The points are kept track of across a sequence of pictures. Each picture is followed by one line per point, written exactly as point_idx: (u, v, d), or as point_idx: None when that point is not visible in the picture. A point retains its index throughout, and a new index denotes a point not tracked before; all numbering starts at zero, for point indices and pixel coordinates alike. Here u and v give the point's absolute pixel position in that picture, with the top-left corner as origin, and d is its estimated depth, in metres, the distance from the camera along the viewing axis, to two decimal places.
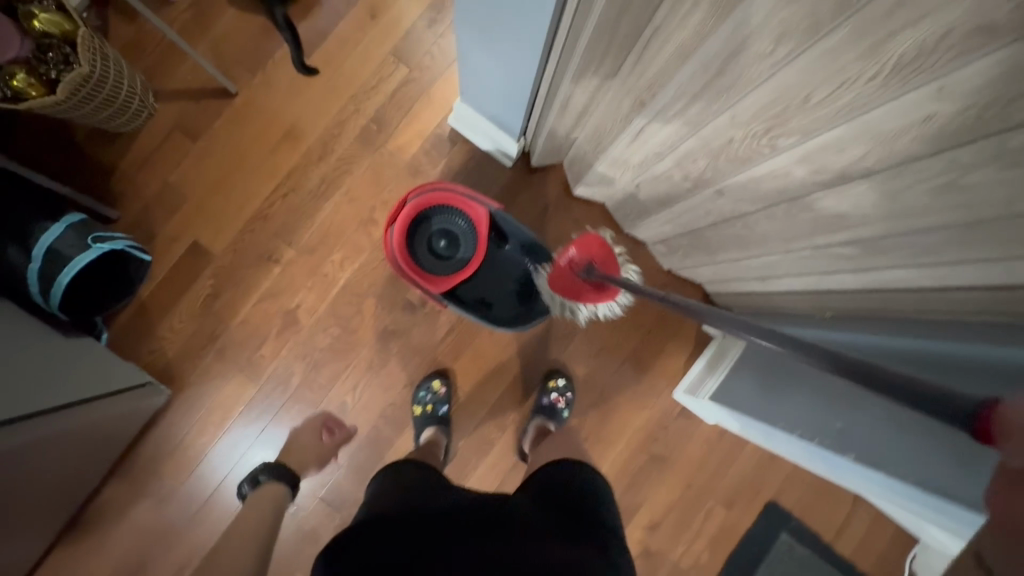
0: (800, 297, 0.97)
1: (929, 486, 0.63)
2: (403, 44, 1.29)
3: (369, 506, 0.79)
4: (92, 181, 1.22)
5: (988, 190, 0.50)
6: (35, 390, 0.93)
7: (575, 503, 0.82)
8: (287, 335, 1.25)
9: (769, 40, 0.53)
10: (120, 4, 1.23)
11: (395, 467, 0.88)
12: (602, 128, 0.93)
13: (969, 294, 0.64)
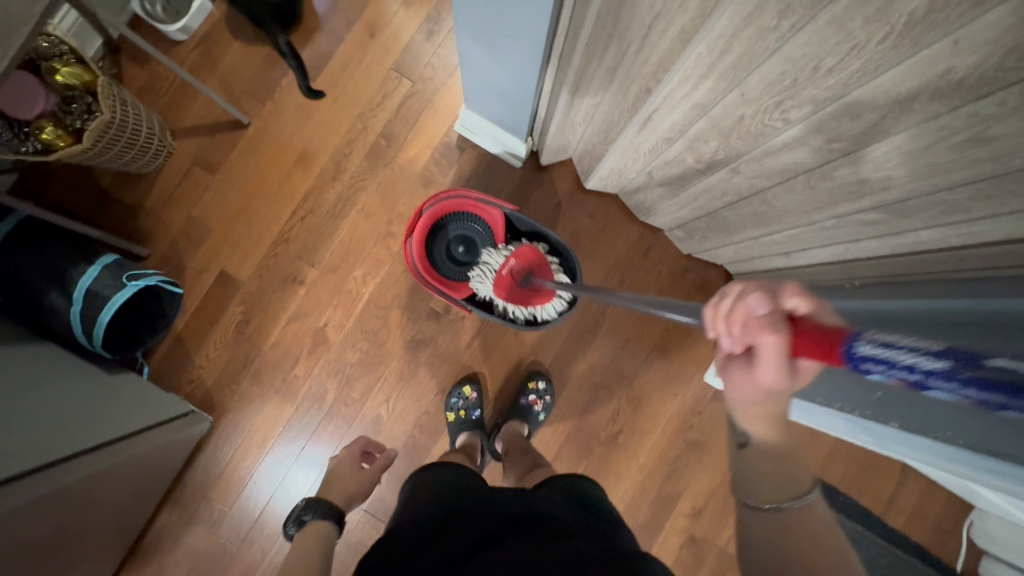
0: (825, 268, 0.96)
1: (980, 447, 0.63)
2: (403, 58, 1.32)
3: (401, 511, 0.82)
4: (120, 223, 1.26)
5: (1013, 141, 0.49)
6: (84, 426, 0.97)
7: (587, 510, 0.80)
8: (318, 353, 1.28)
9: (772, 13, 0.53)
10: (131, 50, 1.28)
11: (423, 473, 0.91)
12: (609, 119, 0.93)
13: (1004, 249, 0.63)
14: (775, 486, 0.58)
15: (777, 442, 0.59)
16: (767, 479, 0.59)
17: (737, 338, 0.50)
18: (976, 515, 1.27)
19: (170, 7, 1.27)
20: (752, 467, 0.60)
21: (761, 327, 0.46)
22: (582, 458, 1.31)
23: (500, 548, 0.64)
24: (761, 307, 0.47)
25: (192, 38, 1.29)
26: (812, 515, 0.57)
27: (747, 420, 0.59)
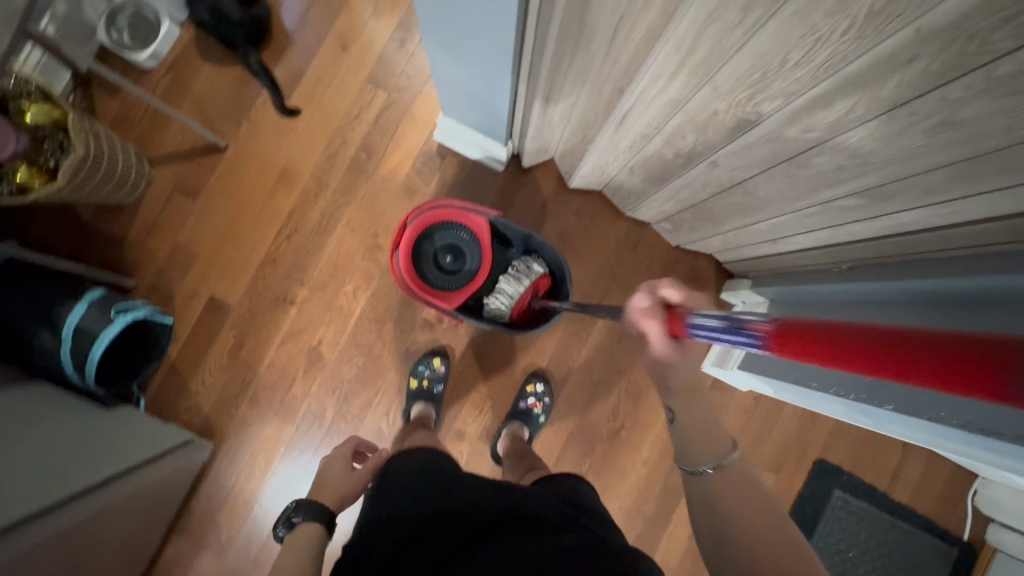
0: (812, 253, 0.96)
1: (973, 426, 0.63)
2: (377, 68, 1.30)
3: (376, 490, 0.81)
4: (105, 256, 1.26)
5: (984, 123, 0.49)
6: (83, 461, 0.97)
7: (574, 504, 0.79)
8: (314, 371, 1.27)
9: (735, 11, 0.52)
10: (101, 81, 1.26)
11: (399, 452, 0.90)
12: (586, 118, 0.93)
13: (984, 228, 0.63)
14: (705, 446, 0.68)
15: (697, 411, 0.71)
16: (697, 443, 0.68)
17: (641, 327, 0.62)
18: (979, 483, 1.28)
19: (137, 34, 1.25)
20: (682, 434, 0.70)
21: (650, 316, 0.60)
22: (586, 456, 1.31)
23: (477, 556, 0.63)
24: (642, 301, 0.62)
25: (162, 64, 1.28)
26: (738, 470, 0.65)
27: (667, 394, 0.73)
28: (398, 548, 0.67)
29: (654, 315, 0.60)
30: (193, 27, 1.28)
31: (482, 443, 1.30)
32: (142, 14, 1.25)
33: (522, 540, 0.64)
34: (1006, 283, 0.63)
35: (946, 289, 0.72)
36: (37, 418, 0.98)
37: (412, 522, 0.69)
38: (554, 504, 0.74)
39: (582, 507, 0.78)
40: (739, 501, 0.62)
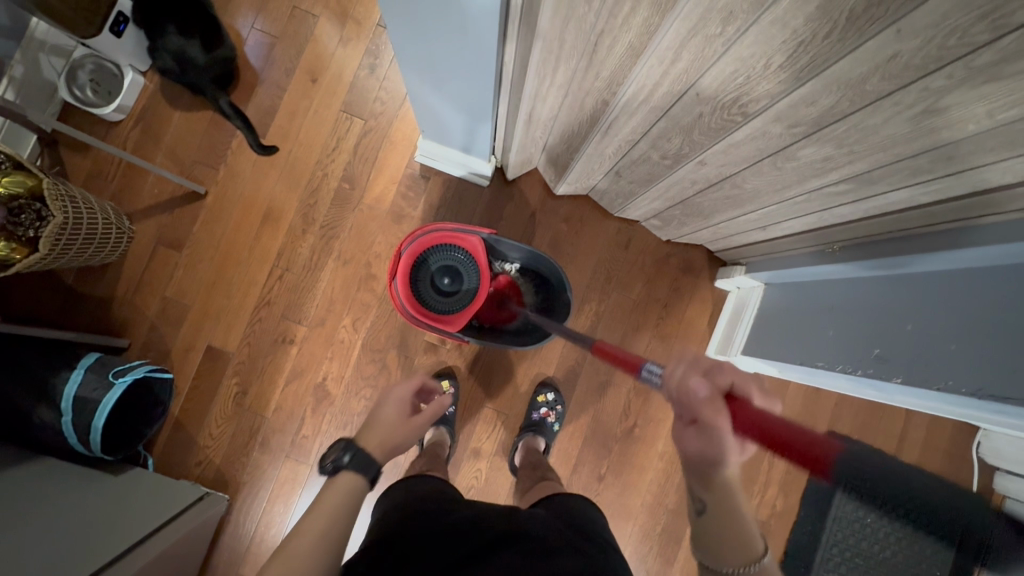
0: (803, 236, 0.99)
1: (986, 392, 0.64)
2: (350, 97, 1.29)
3: (383, 513, 0.81)
4: (94, 318, 1.23)
5: (965, 109, 0.50)
6: (110, 532, 0.94)
7: (586, 525, 0.78)
8: (323, 408, 1.26)
9: (717, 22, 0.53)
10: (68, 140, 1.23)
11: (405, 483, 0.89)
12: (570, 129, 0.94)
13: (974, 201, 0.65)
14: (736, 549, 0.59)
15: (733, 511, 0.60)
16: (730, 544, 0.59)
17: (687, 406, 0.56)
18: (982, 435, 1.33)
19: (100, 88, 1.22)
20: (710, 530, 0.60)
21: (702, 400, 0.54)
22: (604, 457, 1.32)
23: (493, 561, 0.63)
24: (701, 387, 0.55)
25: (129, 115, 1.25)
26: (768, 574, 0.57)
27: (703, 485, 0.61)
28: (413, 548, 0.68)
29: (717, 402, 0.54)
30: (157, 75, 1.25)
31: (499, 458, 1.30)
32: (103, 67, 1.22)
33: (519, 561, 0.63)
34: (1006, 252, 0.65)
35: (945, 262, 0.74)
36: (47, 499, 0.95)
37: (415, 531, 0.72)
38: (561, 532, 0.72)
39: (593, 531, 0.77)
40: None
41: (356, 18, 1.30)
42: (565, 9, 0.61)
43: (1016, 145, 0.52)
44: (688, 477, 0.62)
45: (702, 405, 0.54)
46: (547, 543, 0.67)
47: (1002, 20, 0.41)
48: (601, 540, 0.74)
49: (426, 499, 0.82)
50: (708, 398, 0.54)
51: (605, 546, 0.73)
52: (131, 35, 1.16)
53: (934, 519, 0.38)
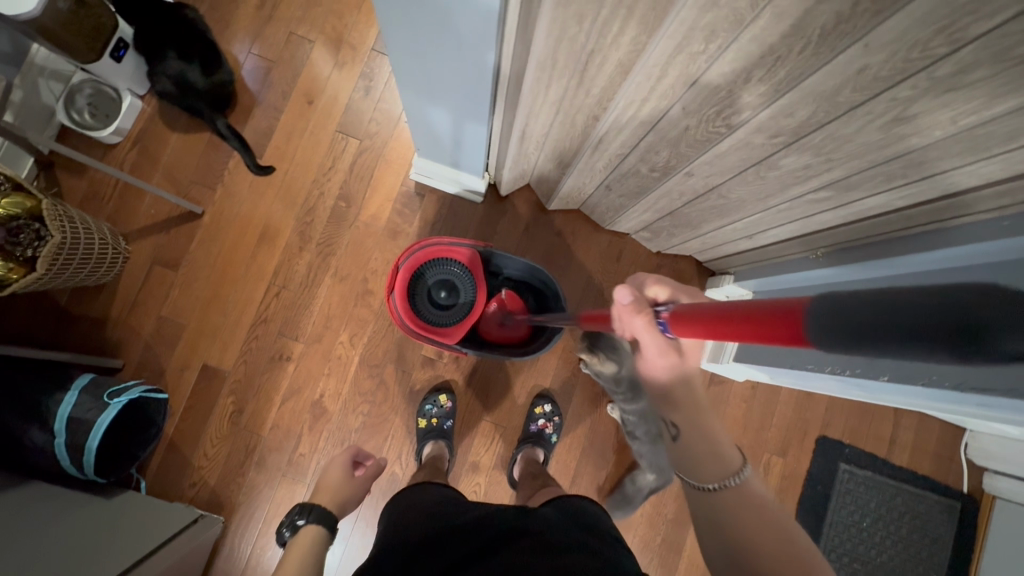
0: (788, 243, 1.03)
1: (966, 386, 0.67)
2: (346, 118, 1.33)
3: (386, 524, 0.82)
4: (87, 339, 1.22)
5: (930, 116, 0.54)
6: (104, 554, 0.92)
7: (590, 521, 0.80)
8: (320, 426, 1.25)
9: (699, 40, 0.57)
10: (65, 162, 1.24)
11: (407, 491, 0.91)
12: (562, 144, 0.98)
13: (950, 203, 0.69)
14: (715, 464, 0.62)
15: (704, 427, 0.63)
16: (710, 464, 0.62)
17: (628, 323, 0.58)
18: (969, 436, 1.36)
19: (98, 111, 1.24)
20: (690, 451, 0.63)
21: (628, 310, 0.58)
22: (603, 468, 1.32)
23: (497, 557, 0.65)
24: (639, 319, 0.57)
25: (127, 138, 1.27)
26: (748, 486, 0.61)
27: (672, 410, 0.64)
28: (417, 551, 0.70)
29: (651, 327, 0.57)
30: (155, 99, 1.28)
31: (498, 472, 1.30)
32: (102, 92, 1.24)
33: (521, 555, 0.64)
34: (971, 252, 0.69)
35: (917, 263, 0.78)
36: (35, 524, 0.92)
37: (415, 543, 0.72)
38: (564, 529, 0.73)
39: (598, 526, 0.78)
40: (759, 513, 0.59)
41: (351, 43, 1.34)
42: (556, 33, 0.65)
43: (983, 148, 0.56)
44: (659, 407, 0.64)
45: (633, 323, 0.58)
46: (550, 537, 0.69)
47: (956, 34, 0.45)
48: (605, 535, 0.76)
49: (429, 505, 0.83)
50: (629, 308, 0.58)
51: (610, 540, 0.74)
52: (130, 60, 1.19)
53: (989, 343, 0.22)
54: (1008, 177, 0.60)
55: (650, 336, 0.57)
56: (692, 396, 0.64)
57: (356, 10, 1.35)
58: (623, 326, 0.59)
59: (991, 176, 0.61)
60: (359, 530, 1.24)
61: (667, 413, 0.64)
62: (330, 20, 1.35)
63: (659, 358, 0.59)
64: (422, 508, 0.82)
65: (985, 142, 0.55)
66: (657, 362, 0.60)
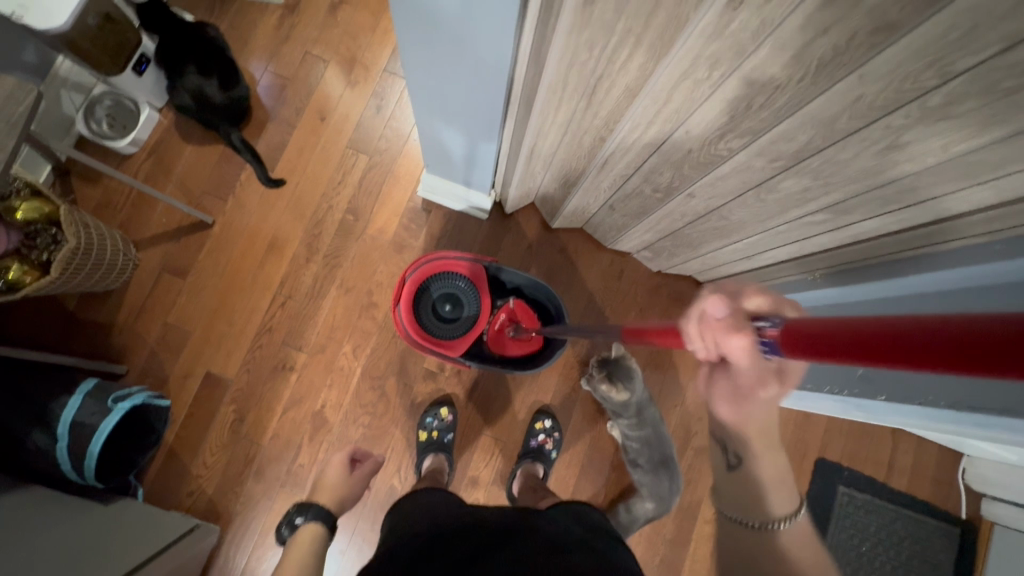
0: (786, 265, 1.05)
1: (961, 404, 0.70)
2: (357, 135, 1.37)
3: (390, 531, 0.83)
4: (92, 344, 1.23)
5: (923, 144, 0.57)
6: (101, 561, 0.91)
7: (594, 524, 0.81)
8: (321, 436, 1.25)
9: (704, 68, 0.60)
10: (81, 170, 1.27)
11: (410, 496, 0.91)
12: (568, 164, 1.01)
13: (942, 228, 0.71)
14: (770, 503, 0.57)
15: (769, 464, 0.58)
16: (763, 501, 0.57)
17: (712, 344, 0.45)
18: (966, 461, 1.37)
19: (116, 122, 1.27)
20: (744, 484, 0.59)
21: (727, 330, 0.43)
22: (602, 486, 1.32)
23: (505, 552, 0.66)
24: (744, 346, 0.43)
25: (143, 148, 1.30)
26: (791, 539, 0.56)
27: (743, 441, 0.57)
28: (425, 546, 0.71)
29: (756, 354, 0.44)
30: (172, 111, 1.31)
31: (496, 487, 1.30)
32: (121, 104, 1.28)
33: (529, 552, 0.66)
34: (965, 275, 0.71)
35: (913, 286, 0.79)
36: (33, 528, 0.92)
37: (422, 540, 0.73)
38: (569, 531, 0.75)
39: (603, 529, 0.79)
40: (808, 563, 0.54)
41: (364, 63, 1.39)
42: (568, 58, 0.68)
43: (974, 176, 0.59)
44: (720, 431, 0.59)
45: (739, 348, 0.43)
46: (557, 538, 0.70)
47: (946, 68, 0.48)
48: (610, 537, 0.77)
49: (433, 508, 0.83)
50: (730, 328, 0.43)
51: (615, 543, 0.76)
52: (151, 74, 1.23)
53: None
54: (998, 205, 0.62)
55: (748, 359, 0.45)
56: (760, 424, 0.55)
57: (370, 32, 1.40)
58: (702, 348, 0.47)
59: (982, 203, 0.63)
60: (355, 544, 1.23)
61: (733, 443, 0.58)
62: (344, 40, 1.40)
63: (751, 374, 0.48)
64: (426, 512, 0.82)
65: (975, 169, 0.57)
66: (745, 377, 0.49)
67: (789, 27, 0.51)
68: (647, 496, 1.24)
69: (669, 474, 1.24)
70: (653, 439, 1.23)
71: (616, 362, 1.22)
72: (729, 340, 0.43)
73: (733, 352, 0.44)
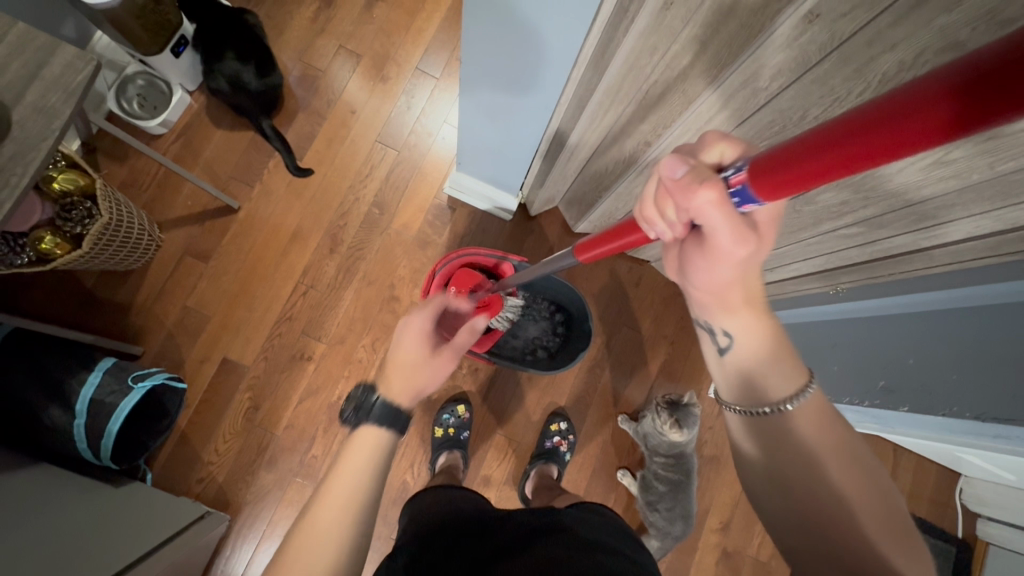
0: (812, 279, 1.08)
1: (985, 416, 0.74)
2: (386, 130, 1.38)
3: (409, 523, 0.83)
4: (109, 324, 1.22)
5: (970, 161, 0.60)
6: (111, 543, 0.89)
7: (613, 523, 0.81)
8: (335, 429, 1.24)
9: (766, 78, 0.63)
10: (107, 147, 1.26)
11: (431, 489, 0.91)
12: (603, 168, 1.04)
13: (965, 248, 0.74)
14: (773, 380, 0.52)
15: (759, 330, 0.53)
16: (765, 377, 0.52)
17: (655, 215, 0.48)
18: (964, 481, 1.40)
19: (146, 103, 1.27)
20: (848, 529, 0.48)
21: (683, 186, 0.42)
22: (612, 491, 1.33)
23: (535, 546, 0.68)
24: (702, 200, 0.41)
25: (172, 130, 1.30)
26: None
27: (725, 310, 0.53)
28: (458, 536, 0.73)
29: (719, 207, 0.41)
30: (204, 95, 1.31)
31: (508, 487, 1.31)
32: (154, 85, 1.27)
33: (561, 547, 0.68)
34: (975, 292, 0.77)
35: (931, 300, 0.84)
36: (42, 506, 0.90)
37: (453, 531, 0.74)
38: (593, 527, 0.76)
39: (625, 530, 0.80)
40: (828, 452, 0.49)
41: (396, 61, 1.41)
42: (629, 63, 0.73)
43: (1007, 196, 0.61)
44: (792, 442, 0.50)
45: (684, 201, 0.43)
46: (582, 534, 0.72)
47: None
48: (632, 536, 0.79)
49: (453, 503, 0.84)
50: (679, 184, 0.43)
51: (637, 543, 0.77)
52: (188, 56, 1.23)
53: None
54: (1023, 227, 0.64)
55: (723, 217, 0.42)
56: (744, 290, 0.52)
57: (404, 31, 1.42)
58: (651, 226, 0.50)
59: (983, 230, 0.69)
60: None
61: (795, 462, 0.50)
62: (378, 38, 1.41)
63: (728, 243, 0.45)
64: (448, 505, 0.83)
65: (1012, 190, 0.60)
66: (722, 250, 0.46)
67: (856, 43, 0.53)
68: (654, 535, 1.21)
69: (683, 518, 1.20)
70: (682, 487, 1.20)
71: (683, 409, 1.18)
72: (683, 192, 0.42)
73: (695, 206, 0.42)
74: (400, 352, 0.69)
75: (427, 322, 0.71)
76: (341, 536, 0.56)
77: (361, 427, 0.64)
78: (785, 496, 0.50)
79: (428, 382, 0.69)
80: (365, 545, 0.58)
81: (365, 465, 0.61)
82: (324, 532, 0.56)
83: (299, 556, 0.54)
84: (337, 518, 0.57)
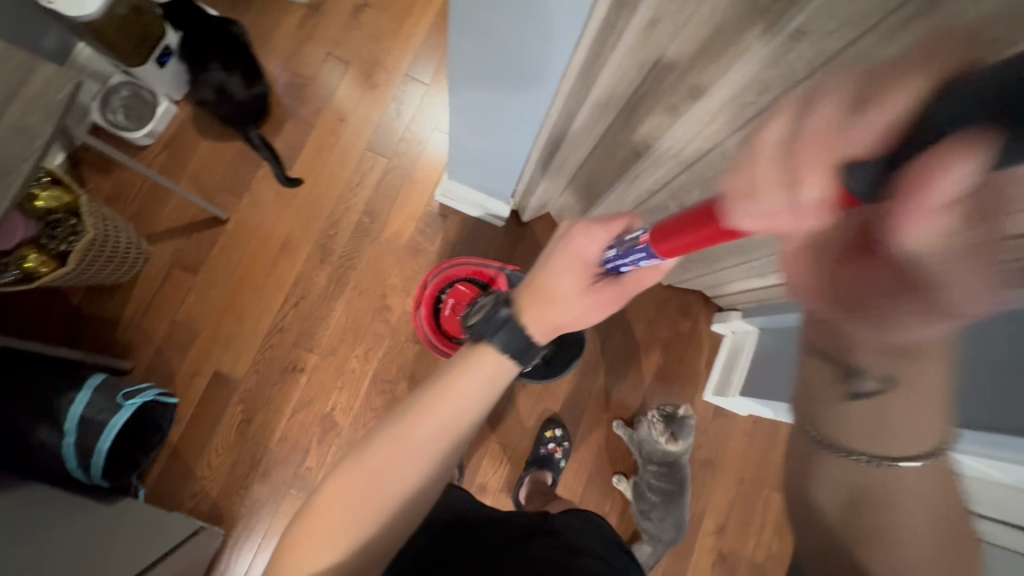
0: None
1: None
2: (375, 137, 1.36)
3: None
4: (98, 339, 1.21)
5: None
6: (103, 556, 0.88)
7: (601, 528, 0.83)
8: (329, 440, 1.23)
9: (754, 92, 0.62)
10: (93, 160, 1.25)
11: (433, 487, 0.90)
12: (594, 175, 1.02)
13: None
14: (909, 433, 0.39)
15: (934, 380, 0.38)
16: (894, 430, 0.40)
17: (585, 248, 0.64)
18: None
19: (131, 113, 1.26)
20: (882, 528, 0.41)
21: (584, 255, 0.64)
22: (608, 496, 1.33)
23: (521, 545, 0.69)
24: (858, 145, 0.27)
25: (158, 141, 1.28)
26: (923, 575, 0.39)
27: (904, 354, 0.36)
28: (449, 528, 0.74)
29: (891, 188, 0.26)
30: (190, 105, 1.30)
31: (504, 495, 1.31)
32: (138, 95, 1.26)
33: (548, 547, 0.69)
34: None
35: None
36: (31, 524, 0.89)
37: (447, 524, 0.75)
38: (583, 530, 0.78)
39: (610, 535, 0.81)
40: (918, 510, 0.40)
41: (385, 67, 1.39)
42: (618, 76, 0.72)
43: None
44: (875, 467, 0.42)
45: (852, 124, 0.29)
46: (569, 535, 0.73)
47: None
48: (620, 546, 0.80)
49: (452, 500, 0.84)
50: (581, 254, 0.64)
51: (625, 552, 0.78)
52: (173, 66, 1.22)
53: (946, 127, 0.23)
54: None
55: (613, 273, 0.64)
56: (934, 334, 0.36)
57: (392, 36, 1.41)
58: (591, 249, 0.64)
59: None
60: None
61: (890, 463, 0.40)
62: (366, 44, 1.40)
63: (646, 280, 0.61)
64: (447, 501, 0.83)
65: None
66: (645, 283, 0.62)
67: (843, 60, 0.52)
68: (646, 541, 1.24)
69: (675, 521, 1.23)
70: (674, 493, 1.24)
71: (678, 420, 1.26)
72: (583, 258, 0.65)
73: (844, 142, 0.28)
74: (551, 279, 0.65)
75: (586, 254, 0.64)
76: (426, 447, 0.61)
77: (482, 340, 0.67)
78: (858, 543, 0.41)
79: (565, 319, 0.66)
80: (453, 454, 0.64)
81: (468, 386, 0.64)
82: (415, 441, 0.61)
83: (392, 455, 0.60)
84: (429, 435, 0.61)
